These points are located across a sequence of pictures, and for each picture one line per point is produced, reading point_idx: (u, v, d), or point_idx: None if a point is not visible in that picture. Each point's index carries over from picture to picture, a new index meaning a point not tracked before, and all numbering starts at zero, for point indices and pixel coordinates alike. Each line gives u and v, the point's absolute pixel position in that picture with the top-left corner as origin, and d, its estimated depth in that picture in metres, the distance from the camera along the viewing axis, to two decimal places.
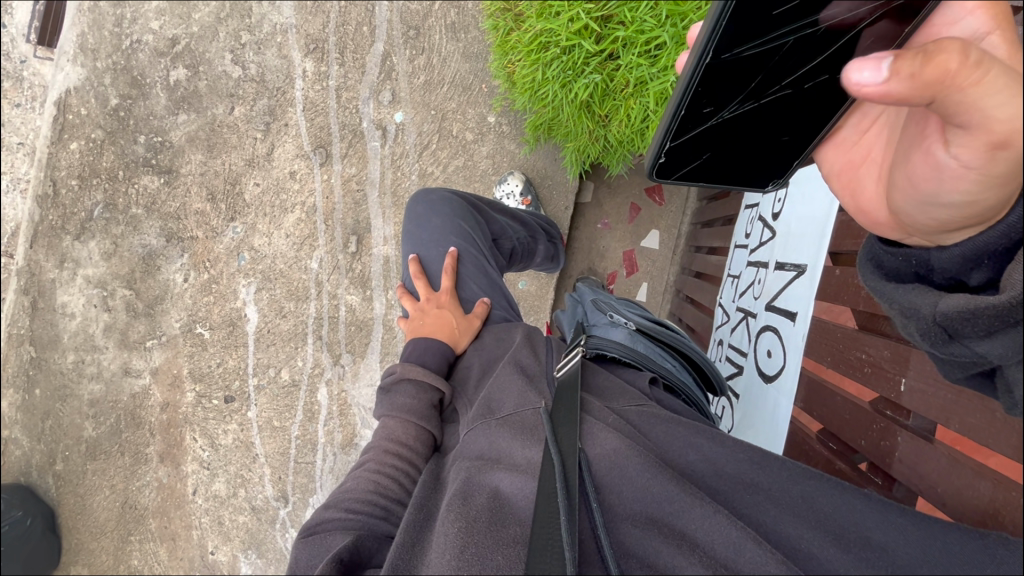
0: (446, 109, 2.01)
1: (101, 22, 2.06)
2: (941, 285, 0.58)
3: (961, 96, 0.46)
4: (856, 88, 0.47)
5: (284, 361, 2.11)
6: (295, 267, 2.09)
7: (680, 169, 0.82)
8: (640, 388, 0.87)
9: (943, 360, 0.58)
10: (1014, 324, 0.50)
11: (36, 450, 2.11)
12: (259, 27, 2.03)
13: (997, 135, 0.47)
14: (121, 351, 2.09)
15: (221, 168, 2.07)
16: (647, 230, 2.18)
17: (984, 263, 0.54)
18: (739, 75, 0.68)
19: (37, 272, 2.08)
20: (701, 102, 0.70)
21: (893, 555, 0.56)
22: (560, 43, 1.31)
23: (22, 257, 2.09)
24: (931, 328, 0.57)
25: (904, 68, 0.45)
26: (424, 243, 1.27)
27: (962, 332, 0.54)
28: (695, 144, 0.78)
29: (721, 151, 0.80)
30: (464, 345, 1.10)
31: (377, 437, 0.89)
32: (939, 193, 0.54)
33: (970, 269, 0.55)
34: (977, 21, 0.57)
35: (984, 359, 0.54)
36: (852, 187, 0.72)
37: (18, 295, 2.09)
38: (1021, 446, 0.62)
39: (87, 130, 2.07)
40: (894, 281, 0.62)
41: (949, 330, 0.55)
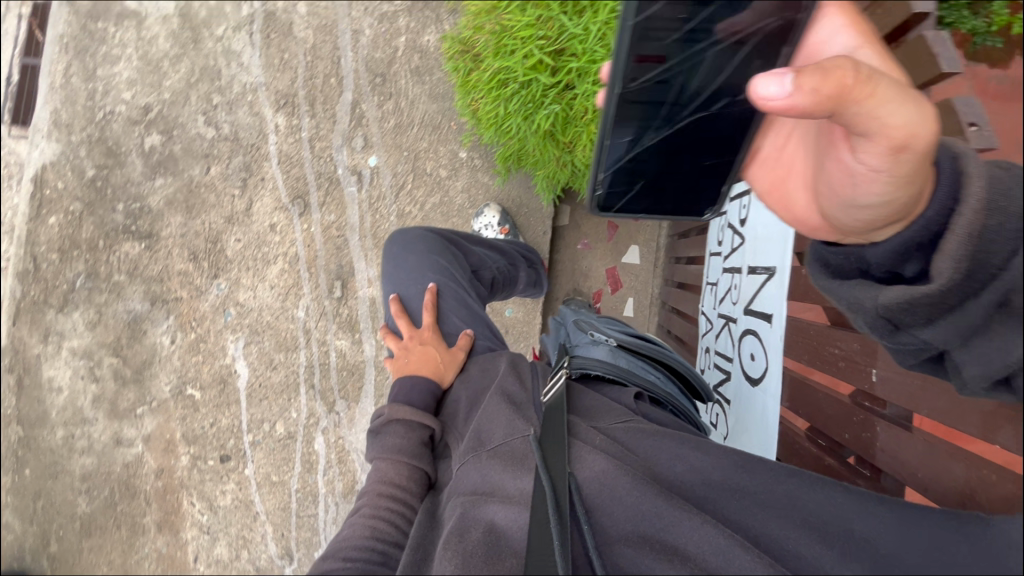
0: (418, 150, 2.06)
1: (74, 98, 2.11)
2: (880, 278, 0.61)
3: (859, 108, 0.50)
4: (765, 102, 0.52)
5: (278, 414, 2.08)
6: (282, 318, 2.09)
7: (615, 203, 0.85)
8: (626, 404, 0.88)
9: (895, 351, 0.61)
10: (950, 311, 0.54)
11: (29, 533, 2.05)
12: (229, 88, 2.09)
13: (897, 141, 0.52)
14: (111, 421, 2.06)
15: (201, 227, 2.08)
16: (626, 246, 2.22)
17: (913, 255, 0.57)
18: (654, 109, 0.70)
19: (21, 349, 2.07)
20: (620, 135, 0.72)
21: (876, 546, 0.58)
22: (518, 78, 1.37)
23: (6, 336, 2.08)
24: (876, 320, 0.60)
25: (806, 83, 0.49)
26: (403, 282, 1.28)
27: (905, 322, 0.57)
28: (630, 172, 0.80)
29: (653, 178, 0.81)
30: (450, 379, 1.10)
31: (370, 481, 0.88)
32: (859, 196, 0.59)
33: (904, 261, 0.58)
34: (847, 39, 0.64)
35: (930, 345, 0.57)
36: (785, 202, 0.76)
37: (3, 374, 2.07)
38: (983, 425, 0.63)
39: (65, 203, 2.08)
40: (839, 278, 0.65)
41: (894, 321, 0.58)
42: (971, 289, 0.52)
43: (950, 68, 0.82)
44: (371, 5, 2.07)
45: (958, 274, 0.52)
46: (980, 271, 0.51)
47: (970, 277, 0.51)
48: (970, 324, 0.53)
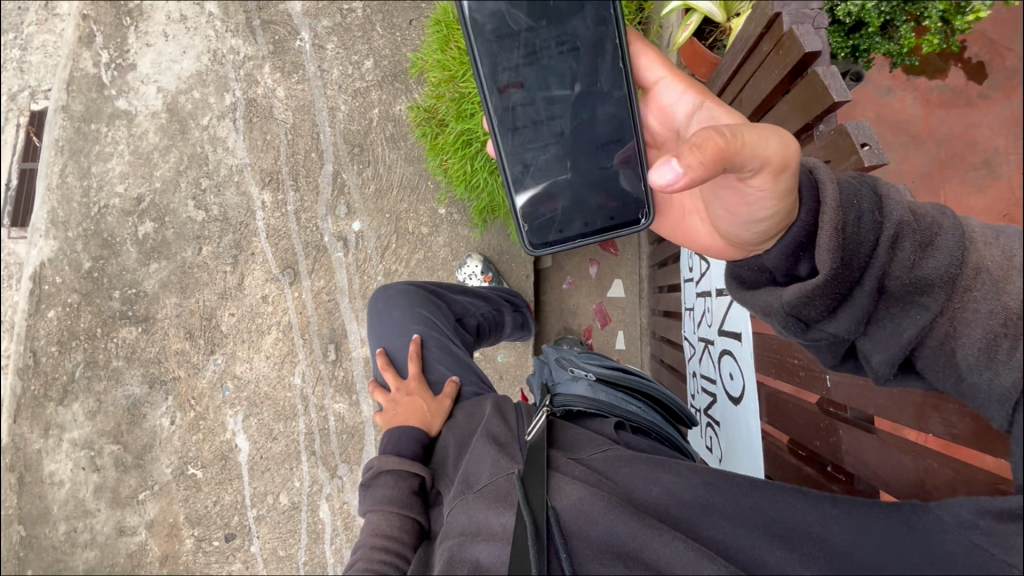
0: (400, 210, 2.15)
1: (70, 196, 2.22)
2: (784, 282, 0.71)
3: (741, 153, 0.57)
4: (667, 188, 0.54)
5: (281, 485, 2.07)
6: (279, 387, 2.11)
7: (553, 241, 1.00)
8: (606, 435, 0.90)
9: (816, 348, 0.71)
10: (844, 301, 0.65)
11: None
12: (216, 172, 2.20)
13: (776, 165, 0.60)
14: (114, 510, 2.04)
15: (196, 306, 2.14)
16: (610, 281, 2.27)
17: (801, 257, 0.68)
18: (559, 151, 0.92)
19: (23, 445, 2.08)
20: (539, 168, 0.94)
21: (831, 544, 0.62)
22: (480, 138, 1.49)
23: (7, 433, 2.09)
24: (789, 321, 0.68)
25: (693, 161, 0.53)
26: (389, 336, 1.33)
27: (811, 317, 0.66)
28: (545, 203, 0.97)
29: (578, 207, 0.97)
30: (438, 426, 1.12)
31: (363, 534, 0.89)
32: (753, 214, 0.66)
33: (796, 262, 0.68)
34: (688, 98, 0.85)
35: (840, 336, 0.66)
36: (690, 233, 0.88)
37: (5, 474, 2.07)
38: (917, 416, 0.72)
39: (63, 297, 2.15)
40: (752, 288, 0.73)
41: (801, 318, 0.67)
42: (853, 278, 0.64)
43: (842, 97, 0.88)
44: (344, 83, 2.21)
45: (835, 264, 0.63)
46: (855, 260, 0.63)
47: (848, 265, 0.63)
48: (862, 314, 0.64)
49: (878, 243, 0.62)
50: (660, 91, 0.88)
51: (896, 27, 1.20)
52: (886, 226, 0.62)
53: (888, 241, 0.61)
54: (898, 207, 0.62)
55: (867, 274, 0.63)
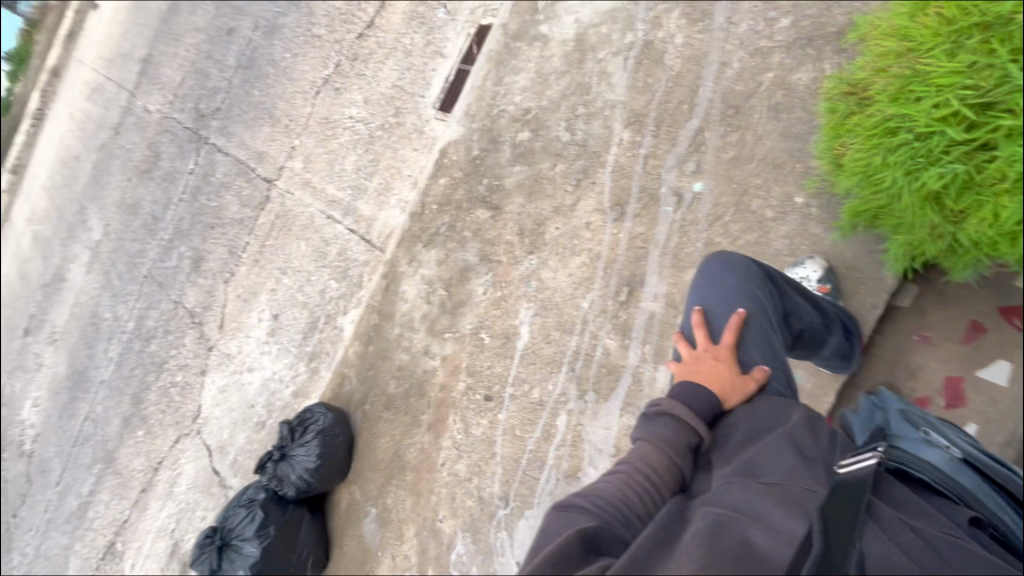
0: (750, 185, 2.02)
1: (483, 96, 2.78)
2: None
3: None
4: None
5: (538, 381, 2.38)
6: (568, 302, 2.36)
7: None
8: (959, 524, 0.79)
9: None
10: None
11: (358, 390, 2.85)
12: (593, 102, 2.44)
13: None
14: (428, 335, 2.71)
15: (535, 211, 2.51)
16: (991, 358, 1.72)
17: None
18: None
19: (396, 265, 2.86)
20: None
21: None
22: (915, 129, 1.28)
23: (390, 252, 2.88)
24: None
25: None
26: (713, 299, 1.31)
27: None
28: None
29: None
30: (733, 403, 1.08)
31: (631, 454, 1.00)
32: None
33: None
34: None
35: None
36: None
37: (380, 278, 2.88)
38: None
39: (453, 170, 2.79)
40: None
41: None
42: None
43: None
44: (748, 39, 2.13)
45: None
46: None
47: None
48: None
49: None
50: None
51: None
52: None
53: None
54: None
55: None
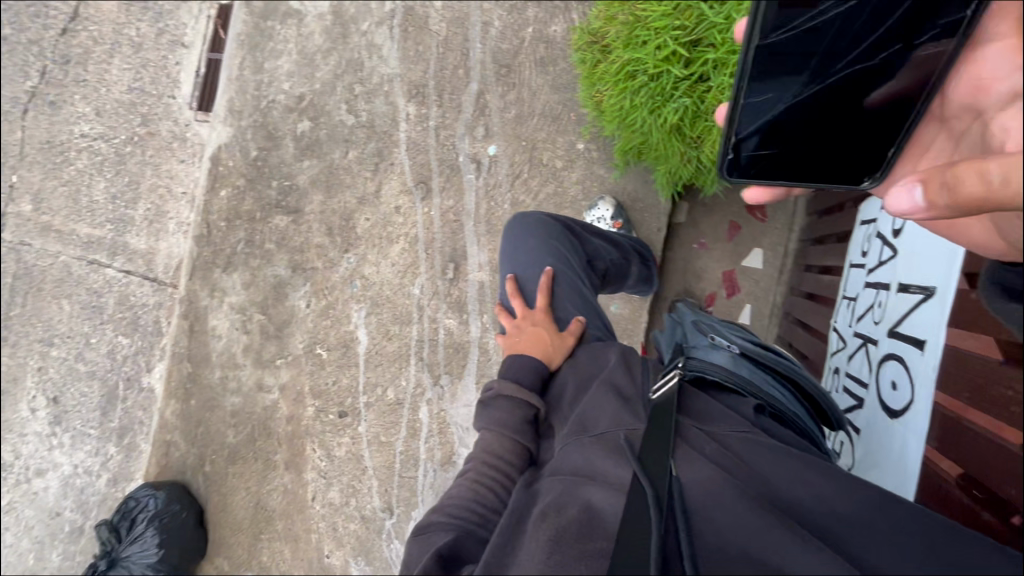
0: (537, 140, 2.10)
1: (244, 87, 2.42)
2: None
3: None
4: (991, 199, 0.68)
5: (390, 380, 2.27)
6: (399, 293, 2.26)
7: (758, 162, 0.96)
8: (744, 415, 0.90)
9: None
10: None
11: (190, 454, 2.43)
12: (369, 79, 2.28)
13: None
14: (256, 369, 2.39)
15: (338, 206, 2.31)
16: (749, 249, 2.08)
17: None
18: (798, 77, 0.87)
19: (193, 300, 2.45)
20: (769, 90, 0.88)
21: None
22: (648, 71, 1.41)
23: (182, 287, 2.44)
24: None
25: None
26: (521, 264, 1.34)
27: None
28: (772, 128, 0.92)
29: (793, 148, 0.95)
30: (558, 362, 1.14)
31: (476, 448, 0.99)
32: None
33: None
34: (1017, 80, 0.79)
35: None
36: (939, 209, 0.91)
37: (179, 320, 2.44)
38: None
39: (232, 179, 2.42)
40: None
41: None
42: None
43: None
44: None
45: None
46: None
47: None
48: None
49: None
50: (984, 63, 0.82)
51: None
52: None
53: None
54: None
55: None
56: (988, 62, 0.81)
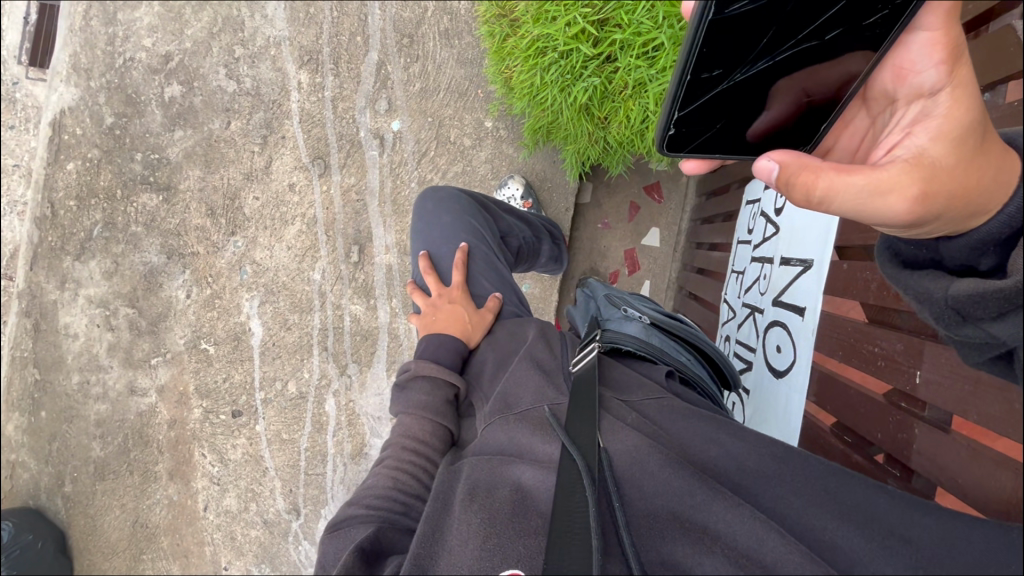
0: (444, 116, 2.02)
1: (93, 42, 2.06)
2: (955, 270, 0.71)
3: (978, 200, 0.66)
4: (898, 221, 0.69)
5: (291, 373, 2.11)
6: (298, 279, 2.09)
7: (688, 144, 0.83)
8: (657, 380, 0.96)
9: (958, 345, 0.71)
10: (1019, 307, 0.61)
11: (44, 473, 2.11)
12: (252, 41, 2.03)
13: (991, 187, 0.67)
14: (126, 370, 2.09)
15: (220, 183, 2.06)
16: (648, 228, 2.20)
17: (990, 251, 0.67)
18: (744, 35, 0.70)
19: (38, 294, 2.09)
20: (706, 65, 0.71)
21: (918, 545, 0.62)
22: (558, 48, 1.40)
23: (23, 280, 2.09)
24: (944, 311, 0.68)
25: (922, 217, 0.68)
26: (435, 241, 1.29)
27: (975, 314, 0.65)
28: (709, 110, 0.78)
29: (735, 119, 0.80)
30: (477, 339, 1.13)
31: (394, 434, 0.94)
32: None
33: (980, 256, 0.68)
34: (935, 76, 0.71)
35: (996, 340, 0.65)
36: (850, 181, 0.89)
37: (20, 318, 2.10)
38: None
39: (83, 150, 2.06)
40: (909, 267, 0.74)
41: (963, 312, 0.67)
42: None
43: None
44: None
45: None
46: None
47: None
48: None
49: None
50: (910, 49, 0.72)
51: None
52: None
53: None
54: None
55: None
56: (908, 49, 0.72)
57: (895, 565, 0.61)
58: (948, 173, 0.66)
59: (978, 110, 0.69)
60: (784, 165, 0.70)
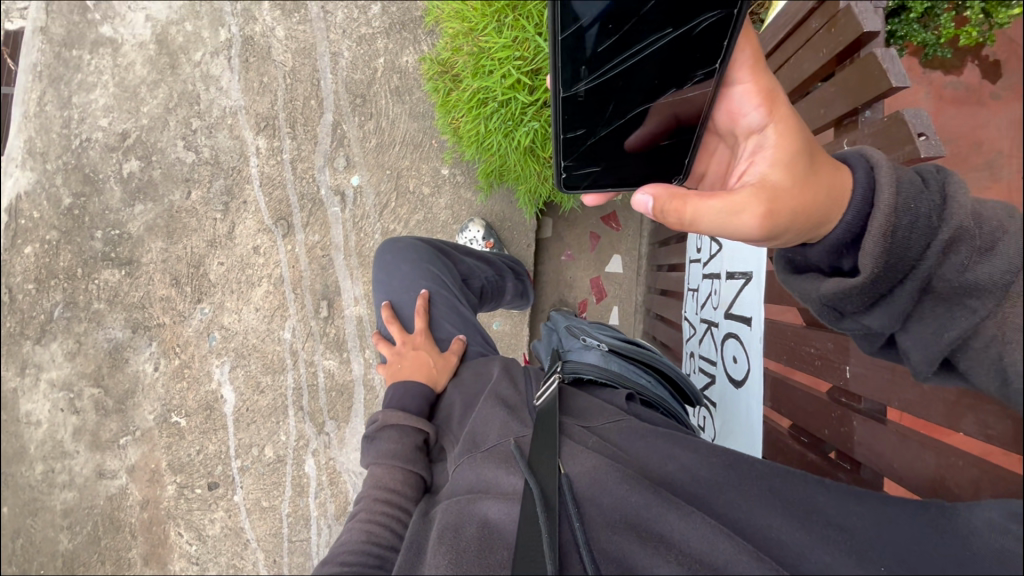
0: (402, 168, 2.07)
1: (49, 126, 2.10)
2: (828, 272, 0.82)
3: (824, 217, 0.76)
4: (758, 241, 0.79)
5: (266, 438, 2.06)
6: (268, 340, 2.07)
7: (583, 182, 0.97)
8: (618, 405, 0.98)
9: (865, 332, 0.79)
10: (882, 299, 0.75)
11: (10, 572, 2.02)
12: (208, 112, 2.09)
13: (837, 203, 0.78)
14: (93, 453, 2.02)
15: (183, 252, 2.07)
16: (610, 255, 2.27)
17: (845, 254, 0.79)
18: (603, 96, 0.86)
19: None
20: (576, 124, 0.88)
21: (852, 531, 0.69)
22: (497, 97, 1.51)
23: None
24: (825, 308, 0.81)
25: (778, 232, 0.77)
26: (397, 290, 1.33)
27: (848, 309, 0.79)
28: (592, 155, 0.93)
29: (617, 164, 0.96)
30: (443, 383, 1.16)
31: (366, 487, 0.94)
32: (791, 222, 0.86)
33: (840, 258, 0.80)
34: (758, 116, 0.89)
35: (867, 329, 0.78)
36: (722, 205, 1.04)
37: None
38: (948, 413, 0.83)
39: (41, 233, 2.06)
40: (795, 272, 0.87)
41: (839, 309, 0.80)
42: (894, 280, 0.73)
43: (900, 84, 0.93)
44: (348, 26, 2.10)
45: (877, 268, 0.73)
46: (895, 265, 0.72)
47: (888, 270, 0.72)
48: (899, 310, 0.74)
49: (928, 248, 0.70)
50: (735, 96, 0.91)
51: (936, 15, 1.28)
52: (944, 229, 0.69)
53: (941, 245, 0.69)
54: (960, 212, 0.69)
55: (908, 279, 0.72)
56: (734, 98, 0.91)
57: (831, 552, 0.67)
58: (788, 187, 0.77)
59: (800, 138, 0.84)
60: (656, 198, 0.80)
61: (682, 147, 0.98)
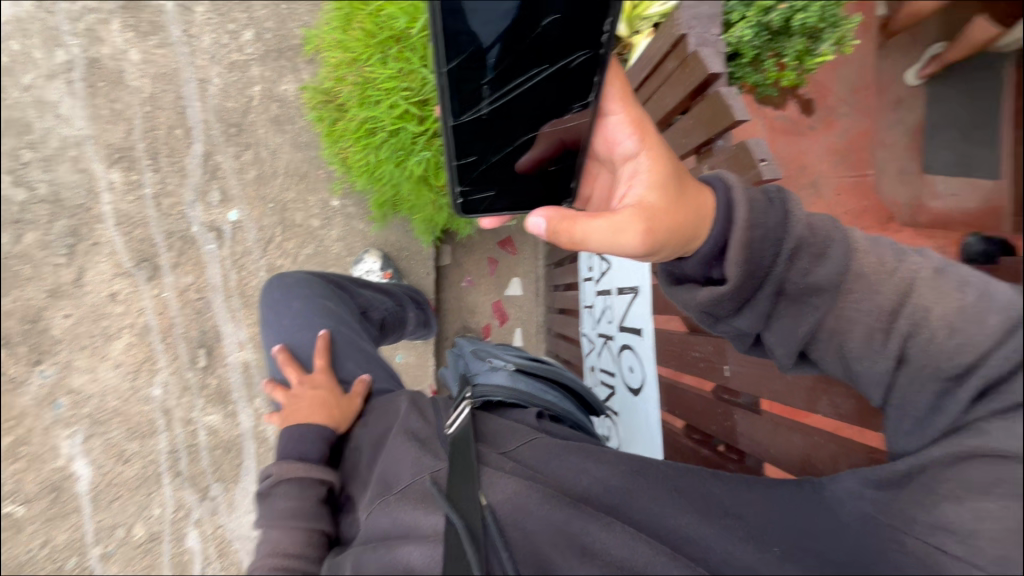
0: (285, 200, 2.03)
1: None
2: (703, 281, 0.98)
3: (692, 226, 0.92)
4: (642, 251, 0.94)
5: (136, 513, 2.02)
6: (132, 401, 2.00)
7: (480, 206, 1.07)
8: (528, 423, 1.06)
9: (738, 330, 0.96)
10: (745, 303, 0.92)
11: None
12: (44, 143, 1.88)
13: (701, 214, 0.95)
14: None
15: (17, 305, 1.89)
16: (510, 278, 2.35)
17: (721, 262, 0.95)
18: (490, 124, 0.98)
19: None
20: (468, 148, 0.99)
21: (738, 512, 0.89)
22: (386, 126, 1.54)
23: None
24: (704, 314, 0.98)
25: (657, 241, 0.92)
26: (290, 331, 1.23)
27: (722, 313, 0.95)
28: (485, 177, 1.04)
29: (508, 186, 1.07)
30: (348, 425, 1.08)
31: (260, 554, 0.84)
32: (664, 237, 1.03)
33: (712, 268, 0.95)
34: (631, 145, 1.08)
35: (739, 328, 0.96)
36: None
37: None
38: (808, 398, 1.14)
39: None
40: (676, 282, 1.03)
41: (713, 313, 0.97)
42: (753, 285, 0.90)
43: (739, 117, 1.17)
44: (217, 51, 1.97)
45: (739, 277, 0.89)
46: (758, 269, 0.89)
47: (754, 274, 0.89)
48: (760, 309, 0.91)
49: (778, 255, 0.88)
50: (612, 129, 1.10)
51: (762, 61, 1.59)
52: (789, 240, 0.87)
53: (788, 252, 0.87)
54: (799, 224, 0.87)
55: (763, 283, 0.90)
56: (611, 129, 1.11)
57: (731, 536, 0.85)
58: (663, 206, 0.93)
59: (666, 164, 1.03)
60: (549, 219, 0.98)
61: (569, 172, 1.11)
